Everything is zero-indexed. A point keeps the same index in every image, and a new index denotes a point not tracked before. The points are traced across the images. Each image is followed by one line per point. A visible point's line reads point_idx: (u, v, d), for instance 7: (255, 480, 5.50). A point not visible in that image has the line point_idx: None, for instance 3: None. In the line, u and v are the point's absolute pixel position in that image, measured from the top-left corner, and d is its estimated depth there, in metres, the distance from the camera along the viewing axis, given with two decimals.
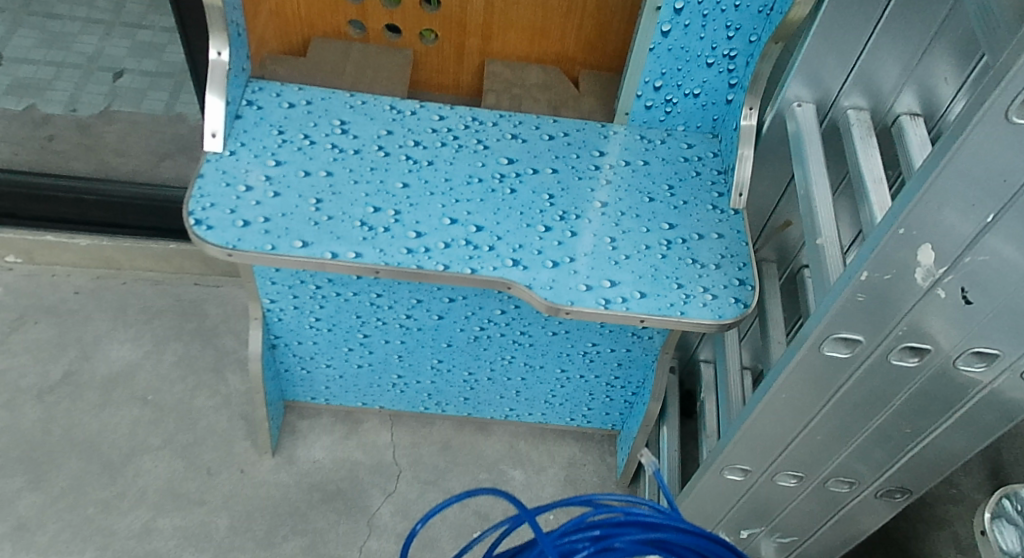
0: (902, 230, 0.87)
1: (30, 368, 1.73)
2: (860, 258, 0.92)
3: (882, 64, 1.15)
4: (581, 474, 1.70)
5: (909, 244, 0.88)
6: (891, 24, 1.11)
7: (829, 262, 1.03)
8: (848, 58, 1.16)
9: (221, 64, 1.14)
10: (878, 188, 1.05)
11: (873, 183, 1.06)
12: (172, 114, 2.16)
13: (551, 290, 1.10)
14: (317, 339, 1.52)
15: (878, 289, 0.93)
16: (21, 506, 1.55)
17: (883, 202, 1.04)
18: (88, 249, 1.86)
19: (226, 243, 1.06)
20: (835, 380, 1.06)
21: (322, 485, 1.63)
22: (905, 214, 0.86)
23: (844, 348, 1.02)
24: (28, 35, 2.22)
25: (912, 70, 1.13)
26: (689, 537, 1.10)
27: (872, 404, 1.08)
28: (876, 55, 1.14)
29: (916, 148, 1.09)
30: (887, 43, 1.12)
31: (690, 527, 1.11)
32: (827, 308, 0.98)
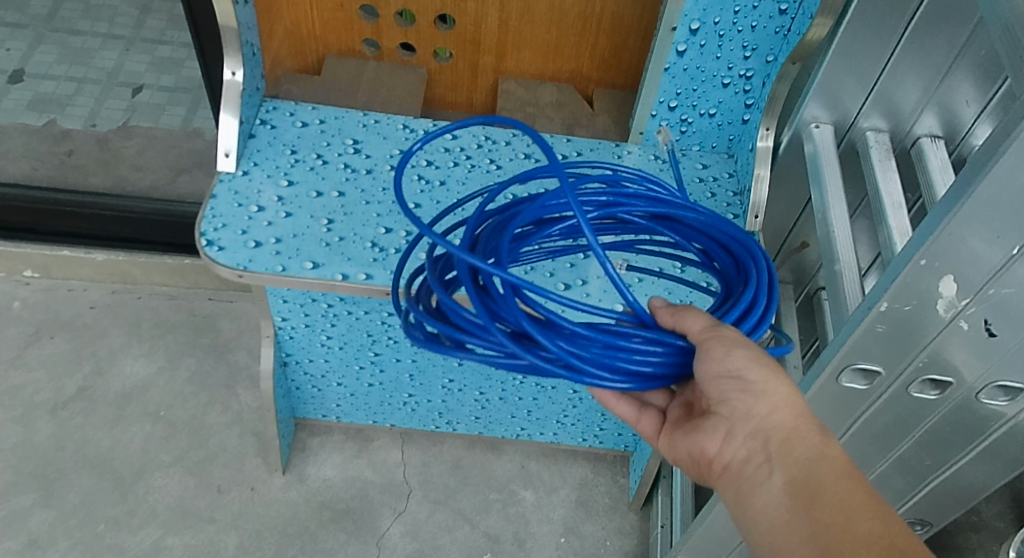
0: (923, 261, 0.85)
1: (45, 383, 1.74)
2: (879, 287, 0.90)
3: (902, 85, 1.13)
4: (593, 495, 1.68)
5: (931, 275, 0.86)
6: (913, 46, 1.09)
7: (846, 288, 1.00)
8: (867, 80, 1.14)
9: (235, 84, 1.15)
10: (897, 213, 1.03)
11: (892, 207, 1.04)
12: (189, 128, 2.16)
13: None
14: (328, 356, 1.52)
15: (899, 318, 0.91)
16: (33, 523, 1.55)
17: (903, 228, 1.01)
18: (105, 264, 1.87)
19: (237, 263, 1.06)
20: (854, 409, 1.03)
21: (332, 504, 1.62)
22: (928, 244, 0.84)
23: (862, 380, 0.99)
24: (50, 51, 2.27)
25: (933, 93, 1.12)
26: (705, 222, 1.02)
27: (891, 434, 1.06)
28: (896, 76, 1.13)
29: (937, 172, 1.07)
30: (907, 64, 1.11)
31: (708, 213, 1.01)
32: (846, 337, 0.95)
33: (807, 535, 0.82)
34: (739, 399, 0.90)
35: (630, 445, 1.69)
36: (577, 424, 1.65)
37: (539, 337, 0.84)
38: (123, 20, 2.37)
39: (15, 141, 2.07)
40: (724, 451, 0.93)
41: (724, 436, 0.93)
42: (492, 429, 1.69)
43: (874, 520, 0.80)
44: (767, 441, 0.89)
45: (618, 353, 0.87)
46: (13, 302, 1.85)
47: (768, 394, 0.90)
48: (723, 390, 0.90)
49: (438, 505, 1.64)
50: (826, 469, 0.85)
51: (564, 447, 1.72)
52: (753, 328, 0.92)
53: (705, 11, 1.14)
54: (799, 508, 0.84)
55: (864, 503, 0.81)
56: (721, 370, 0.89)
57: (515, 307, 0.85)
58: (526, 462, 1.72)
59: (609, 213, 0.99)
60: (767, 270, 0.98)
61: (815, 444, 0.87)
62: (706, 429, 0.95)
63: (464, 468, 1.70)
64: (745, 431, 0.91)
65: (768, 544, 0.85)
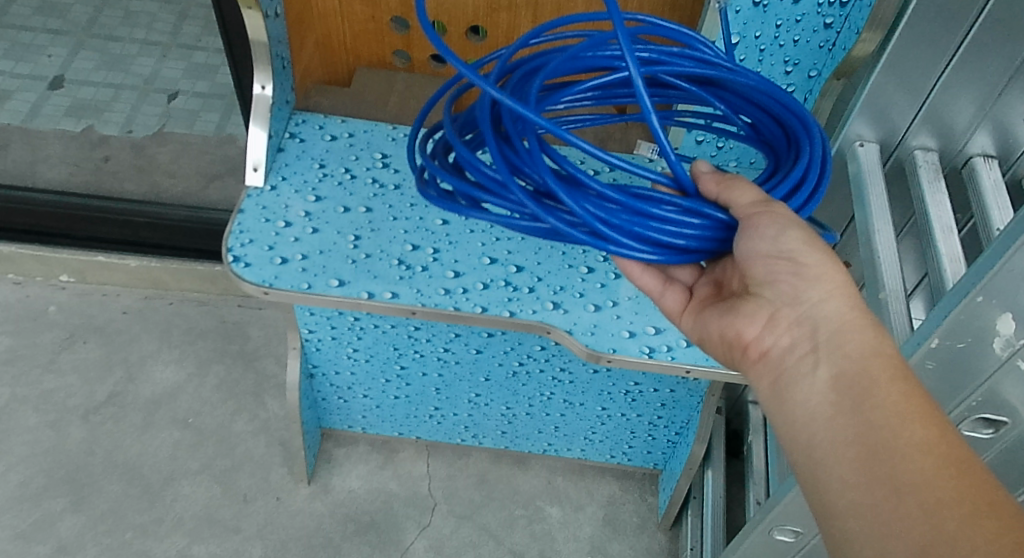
0: (979, 297, 0.82)
1: (77, 388, 1.75)
2: (932, 322, 0.87)
3: (954, 102, 1.08)
4: (621, 513, 1.66)
5: (983, 312, 0.83)
6: (967, 61, 1.04)
7: (893, 318, 0.96)
8: (918, 95, 1.09)
9: (265, 98, 1.14)
10: (947, 237, 0.99)
11: (941, 231, 1.00)
12: (222, 134, 2.17)
13: (593, 336, 1.05)
14: (354, 369, 1.51)
15: (952, 356, 0.87)
16: (63, 528, 1.56)
17: (954, 252, 0.98)
18: (138, 270, 1.88)
19: (263, 280, 1.05)
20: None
21: (357, 516, 1.61)
22: (987, 280, 0.81)
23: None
24: (89, 57, 2.30)
25: (987, 111, 1.06)
26: (757, 87, 0.97)
27: None
28: (949, 92, 1.07)
29: (991, 194, 1.03)
30: (961, 80, 1.06)
31: (761, 79, 0.97)
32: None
33: (853, 439, 0.76)
34: (789, 282, 0.86)
35: (659, 463, 1.66)
36: (605, 441, 1.62)
37: (564, 196, 0.82)
38: (160, 26, 2.39)
39: (53, 146, 2.10)
40: (763, 337, 0.88)
41: (766, 321, 0.87)
42: (519, 443, 1.67)
43: (930, 429, 0.74)
44: (816, 332, 0.84)
45: (649, 222, 0.85)
46: (48, 306, 1.87)
47: (823, 282, 0.85)
48: (773, 271, 0.86)
49: (463, 520, 1.63)
50: (879, 368, 0.79)
51: (591, 463, 1.69)
52: (801, 205, 0.90)
53: (746, 25, 1.08)
54: (846, 409, 0.78)
55: (919, 409, 0.75)
56: (771, 249, 0.85)
57: (542, 164, 0.83)
58: (553, 477, 1.70)
59: (651, 70, 0.95)
60: (820, 145, 0.95)
61: (870, 340, 0.81)
62: (744, 312, 0.89)
63: (490, 482, 1.68)
64: (792, 316, 0.86)
65: (806, 444, 0.79)
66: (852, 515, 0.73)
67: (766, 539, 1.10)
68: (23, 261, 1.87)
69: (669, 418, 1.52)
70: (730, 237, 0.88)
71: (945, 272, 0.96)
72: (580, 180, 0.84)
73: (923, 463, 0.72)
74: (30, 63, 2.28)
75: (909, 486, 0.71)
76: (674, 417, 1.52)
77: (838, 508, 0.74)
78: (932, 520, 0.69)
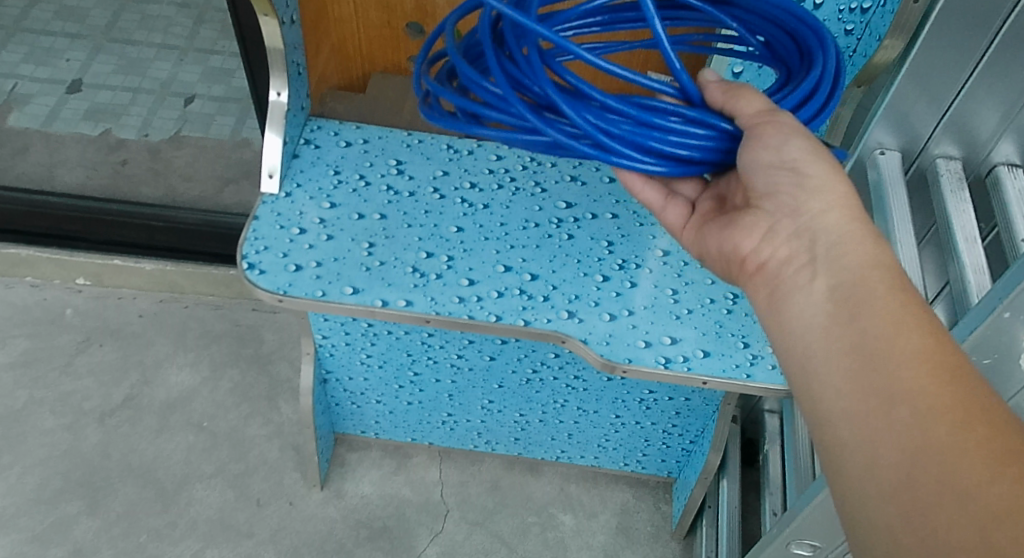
0: (1006, 314, 0.81)
1: (93, 391, 1.76)
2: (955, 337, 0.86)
3: (978, 111, 1.05)
4: (634, 522, 1.65)
5: (1006, 329, 0.82)
6: (992, 70, 1.01)
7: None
8: (941, 103, 1.07)
9: (280, 105, 1.14)
10: (971, 248, 0.98)
11: (965, 242, 0.98)
12: (238, 138, 2.18)
13: (608, 346, 1.04)
14: (368, 375, 1.51)
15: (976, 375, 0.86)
16: (79, 531, 1.56)
17: (977, 263, 0.97)
18: (153, 273, 1.89)
19: (277, 288, 1.05)
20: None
21: (370, 522, 1.61)
22: (1011, 297, 0.80)
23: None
24: (107, 61, 2.32)
25: (1012, 119, 1.03)
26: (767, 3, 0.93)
27: None
28: (973, 99, 1.05)
29: (1016, 204, 1.00)
30: (985, 89, 1.03)
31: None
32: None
33: (849, 348, 0.74)
34: (789, 193, 0.86)
35: (673, 472, 1.65)
36: (619, 449, 1.61)
37: (564, 107, 0.81)
38: (177, 30, 2.40)
39: (71, 150, 2.11)
40: (761, 249, 0.87)
41: (764, 233, 0.87)
42: (532, 450, 1.67)
43: (928, 337, 0.71)
44: (813, 246, 0.83)
45: (653, 131, 0.83)
46: (66, 309, 1.88)
47: (824, 193, 0.85)
48: (773, 180, 0.86)
49: (476, 527, 1.62)
50: (877, 278, 0.77)
51: (605, 471, 1.68)
52: (810, 117, 0.89)
53: None
54: (841, 319, 0.76)
55: (916, 317, 0.73)
56: (773, 159, 0.85)
57: (543, 75, 0.82)
58: (566, 485, 1.69)
59: None
60: (835, 59, 0.91)
61: (870, 252, 0.79)
62: (743, 225, 0.89)
63: (503, 489, 1.68)
64: (791, 228, 0.85)
65: (801, 359, 0.77)
66: (841, 423, 0.71)
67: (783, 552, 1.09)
68: (40, 264, 1.88)
69: (684, 427, 1.51)
70: (735, 147, 0.87)
71: (970, 288, 0.94)
72: (582, 90, 0.83)
73: (915, 369, 0.69)
74: (49, 68, 2.29)
75: (899, 393, 0.69)
76: (688, 426, 1.51)
77: (829, 419, 0.72)
78: (919, 422, 0.66)
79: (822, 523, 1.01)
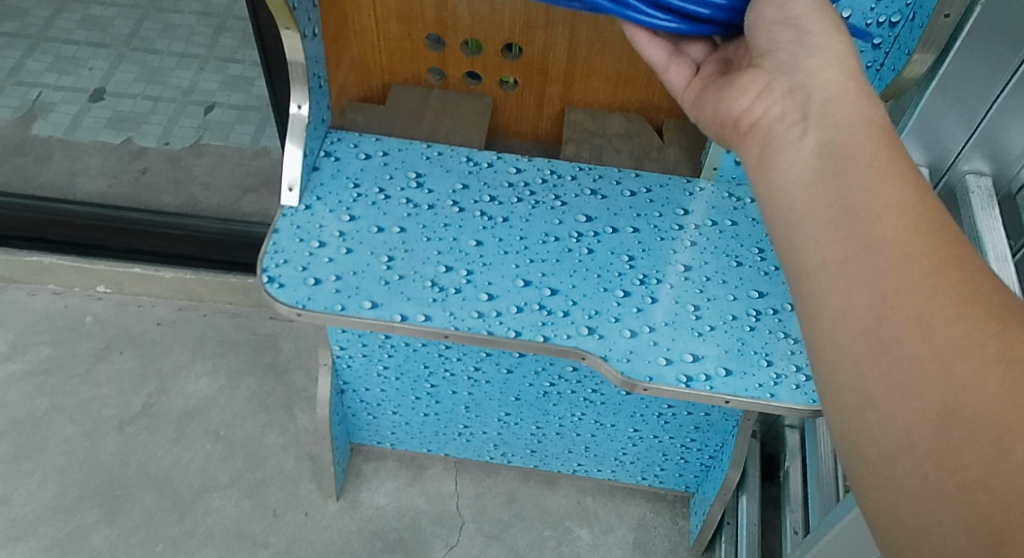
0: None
1: (113, 399, 1.76)
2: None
3: (1010, 127, 1.03)
4: (651, 537, 1.64)
5: None
6: None
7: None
8: (972, 119, 1.04)
9: (301, 117, 1.15)
10: (1003, 266, 0.97)
11: (996, 261, 0.97)
12: (257, 147, 2.19)
13: (628, 363, 1.03)
14: (384, 386, 1.51)
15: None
16: (97, 539, 1.57)
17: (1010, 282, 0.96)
18: (172, 281, 1.90)
19: (296, 301, 1.05)
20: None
21: (385, 534, 1.61)
22: None
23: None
24: (129, 70, 2.33)
25: None
26: None
27: None
28: (1005, 116, 1.02)
29: None
30: (1018, 106, 1.01)
31: None
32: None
33: (830, 199, 0.70)
34: (787, 50, 0.80)
35: (691, 486, 1.63)
36: (636, 463, 1.60)
37: None
38: (198, 39, 2.42)
39: (93, 159, 2.13)
40: (754, 107, 0.82)
41: (758, 92, 0.82)
42: (548, 462, 1.66)
43: (911, 191, 0.68)
44: (807, 102, 0.77)
45: None
46: (86, 316, 1.89)
47: (824, 50, 0.79)
48: (775, 37, 0.81)
49: (491, 540, 1.62)
50: (863, 133, 0.73)
51: (621, 484, 1.67)
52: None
53: None
54: (827, 174, 0.71)
55: (902, 171, 0.70)
56: (778, 14, 0.81)
57: None
58: (582, 498, 1.68)
59: None
60: None
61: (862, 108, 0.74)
62: (741, 84, 0.84)
63: (519, 501, 1.67)
64: (786, 85, 0.80)
65: (783, 208, 0.73)
66: (819, 271, 0.68)
67: None
68: (62, 272, 1.90)
69: (703, 441, 1.50)
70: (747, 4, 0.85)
71: None
72: None
73: (897, 220, 0.66)
74: (72, 76, 2.31)
75: (880, 243, 0.65)
76: (707, 441, 1.50)
77: (806, 267, 0.69)
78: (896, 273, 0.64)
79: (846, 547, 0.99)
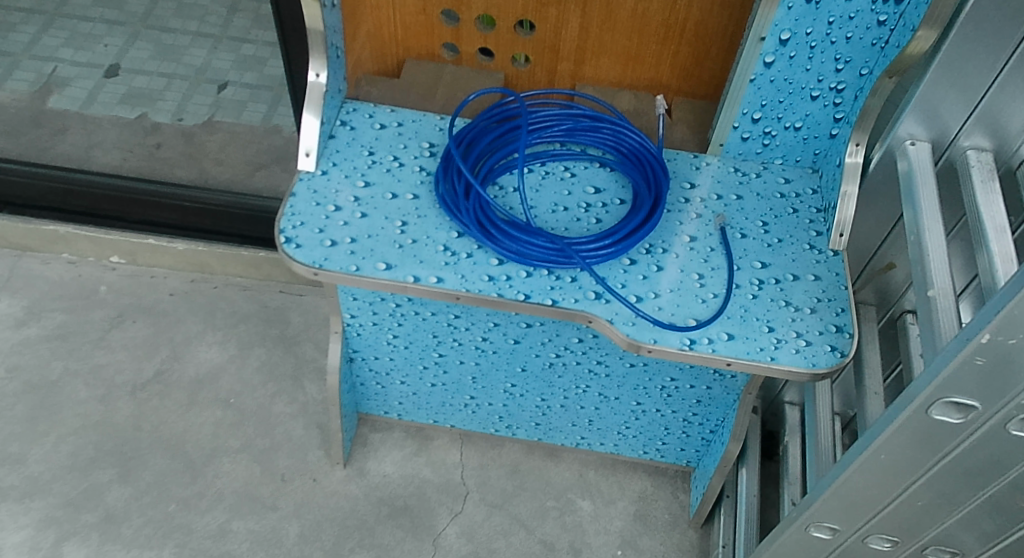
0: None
1: (126, 365, 1.80)
2: (982, 318, 0.78)
3: (1009, 103, 1.05)
4: (652, 509, 1.67)
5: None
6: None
7: (941, 316, 0.93)
8: (973, 95, 1.06)
9: (319, 85, 1.18)
10: (1000, 237, 0.96)
11: (994, 232, 0.97)
12: (269, 125, 2.22)
13: (633, 327, 1.07)
14: (393, 355, 1.54)
15: (1004, 355, 0.78)
16: (110, 498, 1.60)
17: (1007, 253, 0.94)
18: (185, 253, 1.93)
19: (313, 261, 1.09)
20: (922, 458, 0.91)
21: (391, 500, 1.64)
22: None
23: (956, 413, 0.85)
24: (144, 47, 2.36)
25: None
26: None
27: (963, 487, 0.91)
28: (1006, 92, 1.04)
29: None
30: (1017, 81, 1.03)
31: None
32: (938, 369, 0.83)
33: None
34: None
35: (692, 461, 1.67)
36: (639, 437, 1.64)
37: None
38: (212, 19, 2.44)
39: (108, 132, 2.16)
40: None
41: None
42: (552, 435, 1.69)
43: None
44: None
45: None
46: (100, 286, 1.92)
47: None
48: None
49: (495, 509, 1.65)
50: None
51: (623, 458, 1.71)
52: None
53: (797, 21, 1.09)
54: None
55: None
56: None
57: None
58: (584, 471, 1.71)
59: None
60: None
61: None
62: None
63: (522, 473, 1.70)
64: None
65: None
66: None
67: (803, 536, 1.10)
68: (77, 241, 1.93)
69: (704, 416, 1.53)
70: None
71: (998, 277, 0.92)
72: None
73: None
74: (88, 52, 2.34)
75: None
76: (708, 415, 1.53)
77: None
78: None
79: (840, 505, 1.01)
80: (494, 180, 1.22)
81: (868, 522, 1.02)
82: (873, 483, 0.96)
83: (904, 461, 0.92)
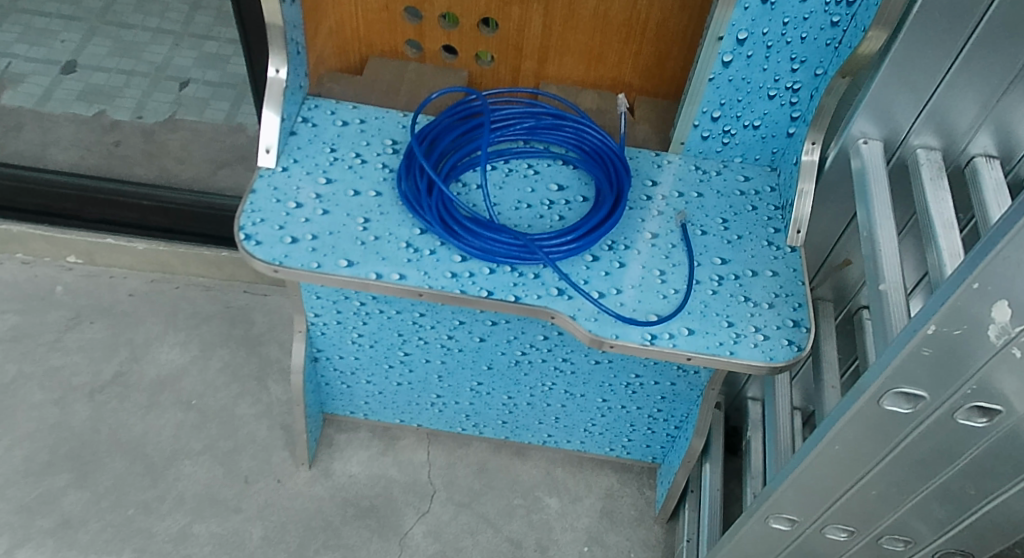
0: (975, 285, 0.74)
1: (84, 367, 1.77)
2: (929, 309, 0.79)
3: (957, 103, 1.07)
4: (619, 506, 1.68)
5: (970, 341, 0.78)
6: (970, 63, 1.03)
7: (893, 310, 0.94)
8: (922, 95, 1.08)
9: (278, 81, 1.16)
10: (948, 233, 0.97)
11: (943, 227, 0.98)
12: (232, 123, 2.19)
13: (595, 322, 1.07)
14: (358, 354, 1.52)
15: (950, 345, 0.79)
16: (67, 503, 1.57)
17: (954, 248, 0.96)
18: (145, 253, 1.90)
19: (273, 258, 1.08)
20: (876, 449, 0.92)
21: (357, 501, 1.63)
22: (980, 268, 0.73)
23: (905, 404, 0.87)
24: (102, 44, 2.32)
25: (989, 111, 1.05)
26: None
27: (917, 476, 0.92)
28: (954, 92, 1.06)
29: (992, 189, 1.01)
30: (964, 81, 1.05)
31: None
32: (889, 360, 0.84)
33: None
34: None
35: (657, 457, 1.68)
36: (605, 434, 1.64)
37: None
38: (173, 16, 2.40)
39: (65, 130, 2.12)
40: None
41: None
42: (518, 433, 1.69)
43: None
44: None
45: None
46: (56, 286, 1.88)
47: None
48: None
49: (462, 508, 1.65)
50: None
51: (590, 456, 1.71)
52: None
53: (754, 21, 1.09)
54: None
55: None
56: None
57: None
58: (551, 468, 1.72)
59: None
60: None
61: None
62: None
63: (490, 471, 1.70)
64: None
65: None
66: None
67: (763, 528, 1.10)
68: (31, 241, 1.89)
69: (668, 412, 1.54)
70: None
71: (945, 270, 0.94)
72: None
73: None
74: (43, 48, 2.30)
75: None
76: (673, 411, 1.53)
77: None
78: None
79: (798, 496, 1.02)
80: (457, 177, 1.22)
81: (824, 512, 1.03)
82: (829, 472, 0.97)
83: (858, 451, 0.93)
